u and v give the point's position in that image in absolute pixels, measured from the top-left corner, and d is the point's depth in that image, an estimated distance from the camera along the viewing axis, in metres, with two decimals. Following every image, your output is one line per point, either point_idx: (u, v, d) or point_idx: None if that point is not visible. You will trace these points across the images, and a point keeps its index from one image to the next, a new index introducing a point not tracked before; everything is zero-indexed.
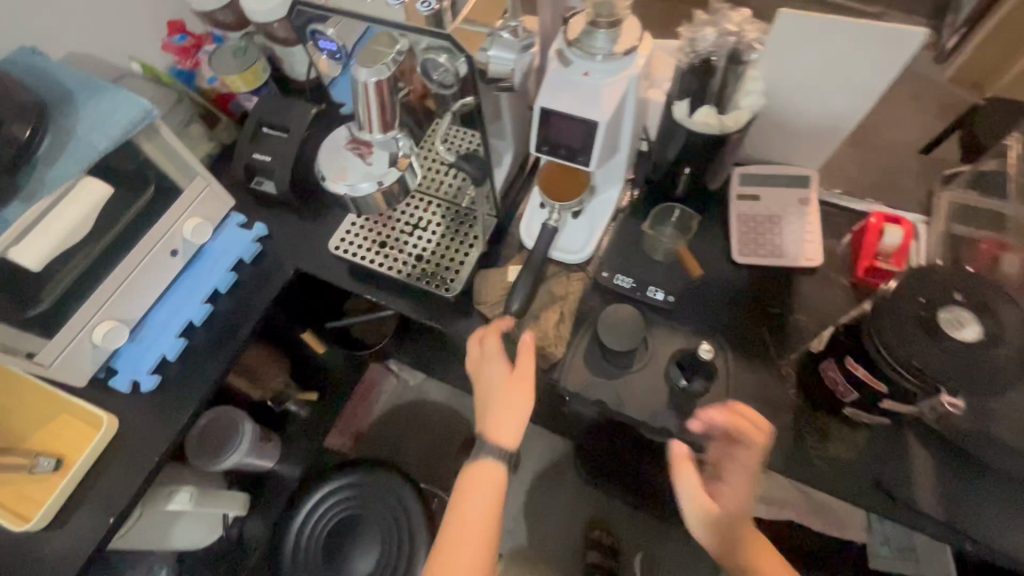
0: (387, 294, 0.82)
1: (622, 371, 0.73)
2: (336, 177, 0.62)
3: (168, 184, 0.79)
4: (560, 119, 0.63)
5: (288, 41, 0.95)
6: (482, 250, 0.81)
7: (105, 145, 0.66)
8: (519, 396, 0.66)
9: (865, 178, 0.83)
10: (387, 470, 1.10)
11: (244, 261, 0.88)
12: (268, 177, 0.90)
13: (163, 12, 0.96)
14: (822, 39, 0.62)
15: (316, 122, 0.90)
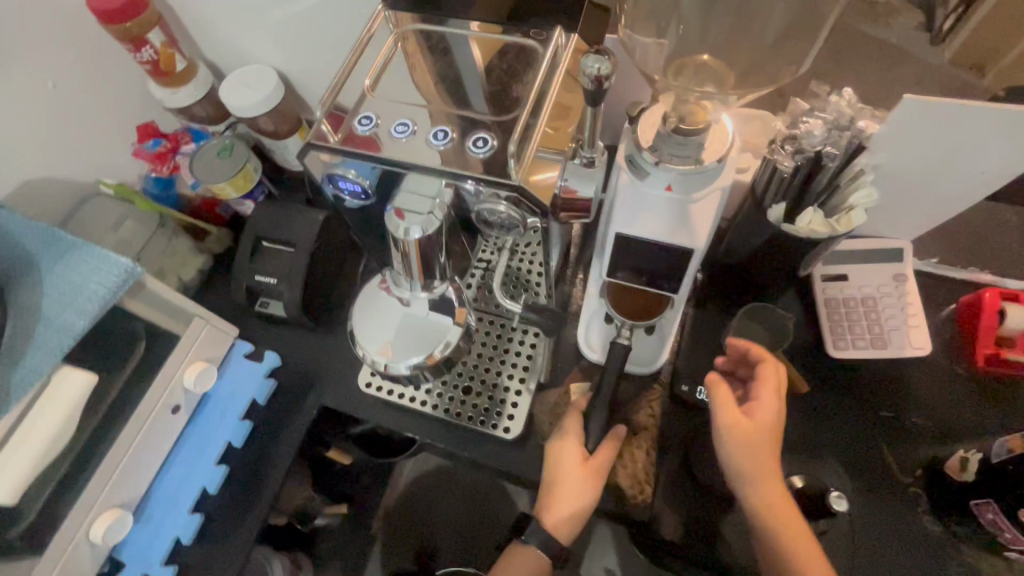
0: (432, 434, 0.70)
1: (725, 509, 0.63)
2: (378, 351, 0.57)
3: (161, 337, 0.67)
4: (640, 245, 0.52)
5: (279, 133, 0.83)
6: (539, 373, 0.70)
7: (82, 326, 0.53)
8: (586, 473, 0.61)
9: (963, 240, 0.72)
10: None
11: (258, 402, 0.75)
12: (274, 298, 0.77)
13: (129, 115, 0.83)
14: (954, 123, 0.49)
15: (323, 228, 0.77)
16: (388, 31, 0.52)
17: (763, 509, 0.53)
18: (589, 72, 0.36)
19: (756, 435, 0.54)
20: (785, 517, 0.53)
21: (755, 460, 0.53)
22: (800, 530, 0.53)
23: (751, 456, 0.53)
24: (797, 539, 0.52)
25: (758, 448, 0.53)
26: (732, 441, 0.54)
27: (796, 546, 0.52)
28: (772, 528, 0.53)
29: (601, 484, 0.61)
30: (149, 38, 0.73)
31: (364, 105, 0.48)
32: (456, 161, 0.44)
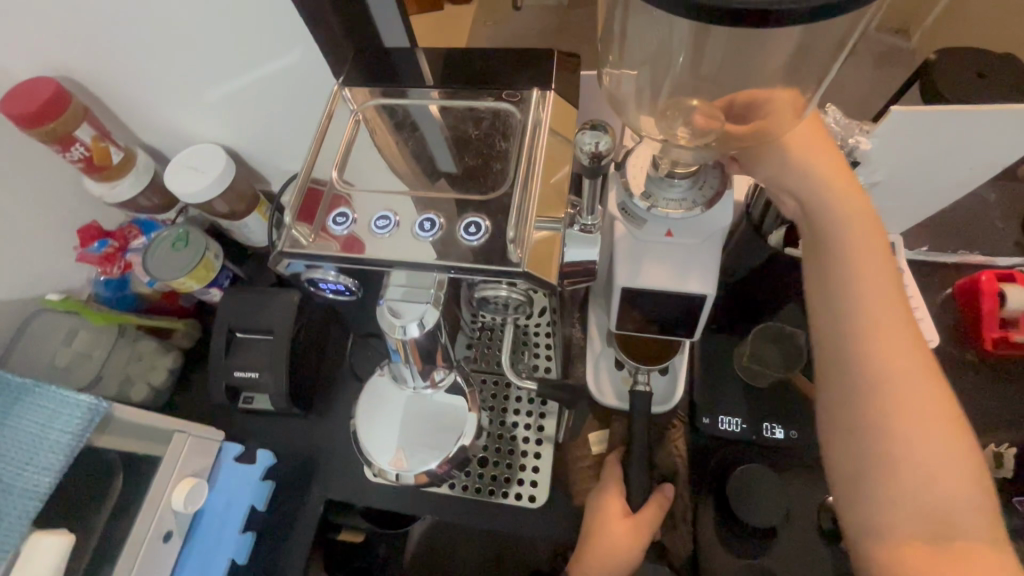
0: (452, 513, 0.66)
1: (767, 544, 0.60)
2: (390, 462, 0.49)
3: (140, 462, 0.60)
4: (650, 296, 0.50)
5: (236, 214, 0.77)
6: (556, 431, 0.66)
7: (48, 481, 0.48)
8: (619, 541, 0.57)
9: (947, 226, 0.73)
10: None
11: (257, 509, 0.69)
12: (258, 392, 0.71)
13: (66, 216, 0.75)
14: (941, 128, 0.48)
15: (302, 310, 0.71)
16: (349, 110, 0.49)
17: (837, 203, 0.48)
18: (587, 148, 0.34)
19: (823, 148, 0.49)
20: (868, 255, 0.47)
21: (820, 161, 0.49)
22: (876, 271, 0.47)
23: (813, 139, 0.49)
24: (881, 325, 0.45)
25: (825, 146, 0.49)
26: (792, 139, 0.49)
27: (875, 318, 0.46)
28: (855, 290, 0.47)
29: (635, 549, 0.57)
30: (78, 135, 0.66)
31: (336, 197, 0.44)
32: (450, 249, 0.40)
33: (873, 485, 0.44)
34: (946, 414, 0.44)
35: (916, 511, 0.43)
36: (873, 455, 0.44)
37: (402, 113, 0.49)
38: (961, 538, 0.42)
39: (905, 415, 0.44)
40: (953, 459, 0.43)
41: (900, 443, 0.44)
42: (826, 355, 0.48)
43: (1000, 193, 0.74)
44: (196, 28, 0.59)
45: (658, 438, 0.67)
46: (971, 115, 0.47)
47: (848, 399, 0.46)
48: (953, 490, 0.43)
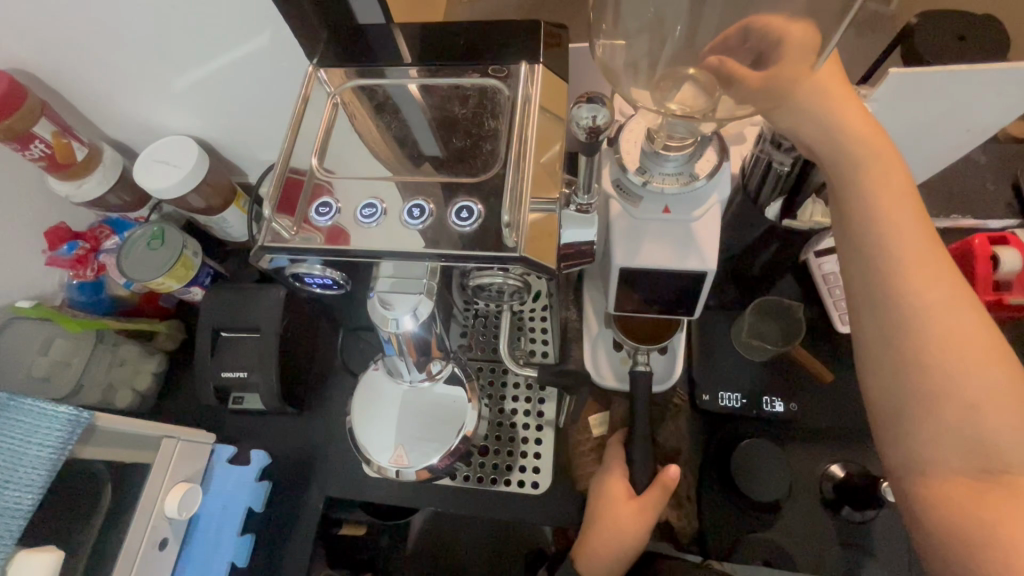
0: (454, 503, 0.65)
1: (771, 516, 0.60)
2: (390, 460, 0.47)
3: (129, 471, 0.58)
4: (649, 274, 0.48)
5: (212, 209, 0.74)
6: (557, 417, 0.66)
7: (31, 500, 0.46)
8: (627, 523, 0.55)
9: (941, 190, 0.72)
10: None
11: (255, 510, 0.67)
12: (248, 392, 0.69)
13: (32, 218, 0.71)
14: (941, 90, 0.47)
15: (288, 306, 0.68)
16: (325, 92, 0.46)
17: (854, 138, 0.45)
18: (583, 122, 0.32)
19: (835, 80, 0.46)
20: (892, 191, 0.45)
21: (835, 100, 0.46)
22: (900, 207, 0.45)
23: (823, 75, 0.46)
24: (909, 265, 0.44)
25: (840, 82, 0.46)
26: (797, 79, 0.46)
27: (902, 259, 0.44)
28: (882, 231, 0.45)
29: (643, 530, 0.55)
30: (37, 132, 0.62)
31: (318, 187, 0.41)
32: (443, 236, 0.38)
33: (917, 426, 0.43)
34: (983, 346, 0.42)
35: (966, 445, 0.41)
36: (918, 395, 0.42)
37: (382, 94, 0.46)
38: (1014, 467, 0.40)
39: (945, 352, 0.42)
40: (998, 389, 0.41)
41: (945, 381, 0.42)
42: (859, 301, 0.46)
43: (991, 155, 0.73)
44: (154, 11, 0.55)
45: (660, 417, 0.66)
46: (969, 72, 0.46)
47: (885, 341, 0.44)
48: (1002, 418, 0.41)
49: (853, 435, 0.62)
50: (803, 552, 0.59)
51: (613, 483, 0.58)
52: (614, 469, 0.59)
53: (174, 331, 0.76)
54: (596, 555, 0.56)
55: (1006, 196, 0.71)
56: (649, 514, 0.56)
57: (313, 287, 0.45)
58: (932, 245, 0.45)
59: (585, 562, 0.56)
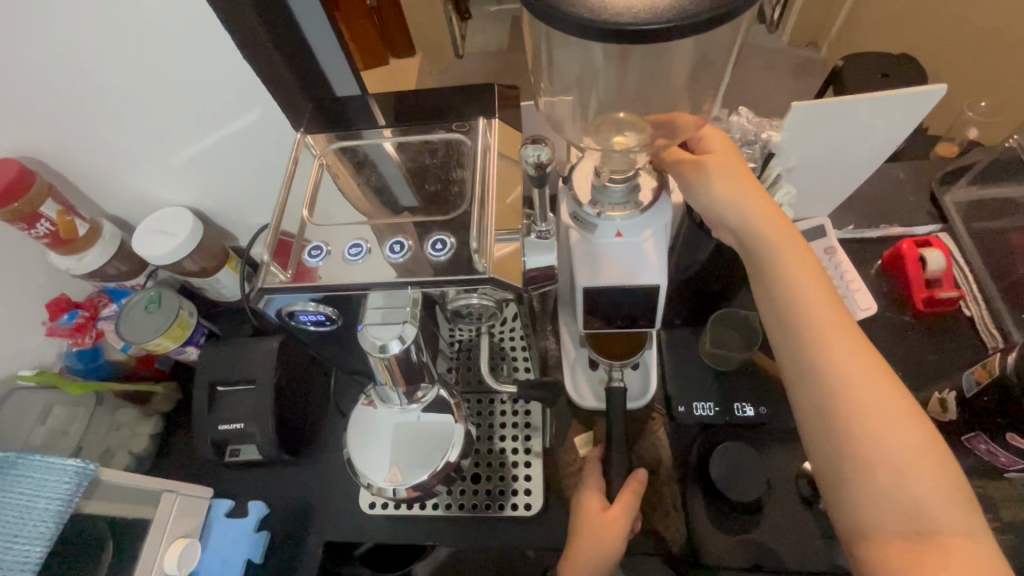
0: (450, 533, 0.68)
1: (753, 516, 0.63)
2: (386, 479, 0.50)
3: (129, 527, 0.60)
4: (608, 294, 0.54)
5: (206, 271, 0.79)
6: (543, 439, 0.69)
7: (39, 552, 0.47)
8: (600, 523, 0.58)
9: (869, 204, 0.80)
10: None
11: (254, 562, 0.68)
12: (243, 443, 0.71)
13: (34, 292, 0.76)
14: (838, 116, 0.55)
15: (280, 356, 0.72)
16: (311, 155, 0.53)
17: (769, 229, 0.52)
18: (530, 160, 0.38)
19: (744, 177, 0.54)
20: (801, 271, 0.51)
21: (744, 196, 0.53)
22: (814, 289, 0.51)
23: (727, 170, 0.54)
24: (830, 340, 0.49)
25: (741, 178, 0.54)
26: (710, 176, 0.54)
27: (826, 336, 0.49)
28: (804, 310, 0.51)
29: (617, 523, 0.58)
30: (43, 211, 0.68)
31: (308, 235, 0.47)
32: (420, 266, 0.44)
33: (852, 487, 0.47)
34: (901, 411, 0.47)
35: (893, 505, 0.45)
36: (852, 458, 0.47)
37: (361, 153, 0.53)
38: (939, 528, 0.44)
39: (867, 420, 0.47)
40: (918, 454, 0.46)
41: (870, 449, 0.47)
42: (793, 370, 0.51)
43: (908, 171, 0.83)
44: (155, 97, 0.62)
45: (638, 432, 0.70)
46: (854, 104, 0.54)
47: (815, 407, 0.49)
48: (923, 483, 0.45)
49: None
50: (789, 551, 0.61)
51: (588, 499, 0.61)
52: (589, 488, 0.62)
53: (170, 391, 0.79)
54: (579, 563, 0.58)
55: (927, 204, 0.79)
56: (627, 520, 0.58)
57: (306, 326, 0.50)
58: (847, 321, 0.50)
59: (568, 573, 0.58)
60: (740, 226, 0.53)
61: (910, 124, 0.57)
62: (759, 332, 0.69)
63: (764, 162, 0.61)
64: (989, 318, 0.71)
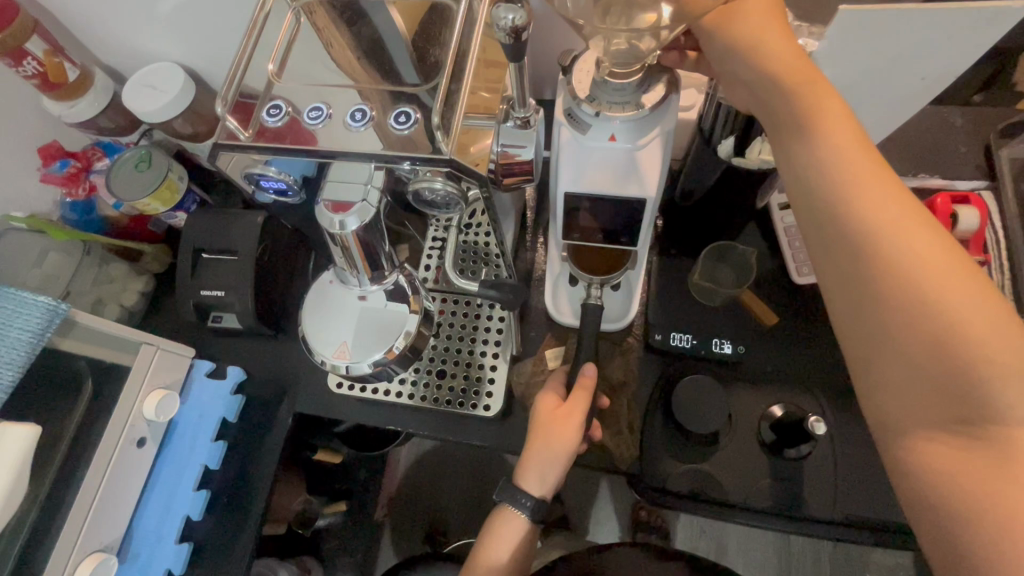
0: (411, 420, 0.69)
1: (708, 448, 0.63)
2: (335, 353, 0.50)
3: (108, 371, 0.63)
4: (592, 197, 0.52)
5: (198, 135, 0.76)
6: (513, 345, 0.68)
7: (11, 376, 0.50)
8: (554, 430, 0.58)
9: (912, 149, 0.72)
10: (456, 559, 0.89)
11: (229, 421, 0.72)
12: (223, 310, 0.72)
13: (27, 136, 0.75)
14: (892, 28, 0.48)
15: (261, 230, 0.71)
16: (287, 5, 0.49)
17: (792, 81, 0.43)
18: (504, 24, 0.33)
19: (771, 21, 0.45)
20: (833, 124, 0.43)
21: (767, 42, 0.44)
22: (850, 143, 0.42)
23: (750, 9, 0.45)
24: (862, 202, 0.41)
25: (769, 19, 0.45)
26: (734, 22, 0.45)
27: (856, 198, 0.41)
28: (837, 175, 0.42)
29: (571, 436, 0.58)
30: (28, 48, 0.64)
31: (272, 94, 0.44)
32: (383, 139, 0.42)
33: (887, 374, 0.40)
34: (954, 280, 0.38)
35: (941, 391, 0.38)
36: (885, 339, 0.40)
37: (346, 11, 0.49)
38: (998, 417, 0.36)
39: (907, 296, 0.39)
40: (974, 327, 0.37)
41: (908, 331, 0.39)
42: (819, 252, 0.44)
43: (967, 118, 0.73)
44: None
45: (610, 353, 0.69)
46: (914, 11, 0.46)
47: (841, 287, 0.42)
48: (980, 360, 0.37)
49: (794, 378, 0.65)
50: (735, 484, 0.61)
51: (546, 401, 0.60)
52: (548, 389, 0.62)
53: (160, 253, 0.81)
54: (530, 466, 0.59)
55: (977, 157, 0.71)
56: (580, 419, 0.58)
57: (270, 193, 0.49)
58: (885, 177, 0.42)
59: (523, 475, 0.59)
60: (758, 75, 0.45)
61: (976, 49, 0.49)
62: (754, 263, 0.68)
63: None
64: (1010, 288, 0.65)
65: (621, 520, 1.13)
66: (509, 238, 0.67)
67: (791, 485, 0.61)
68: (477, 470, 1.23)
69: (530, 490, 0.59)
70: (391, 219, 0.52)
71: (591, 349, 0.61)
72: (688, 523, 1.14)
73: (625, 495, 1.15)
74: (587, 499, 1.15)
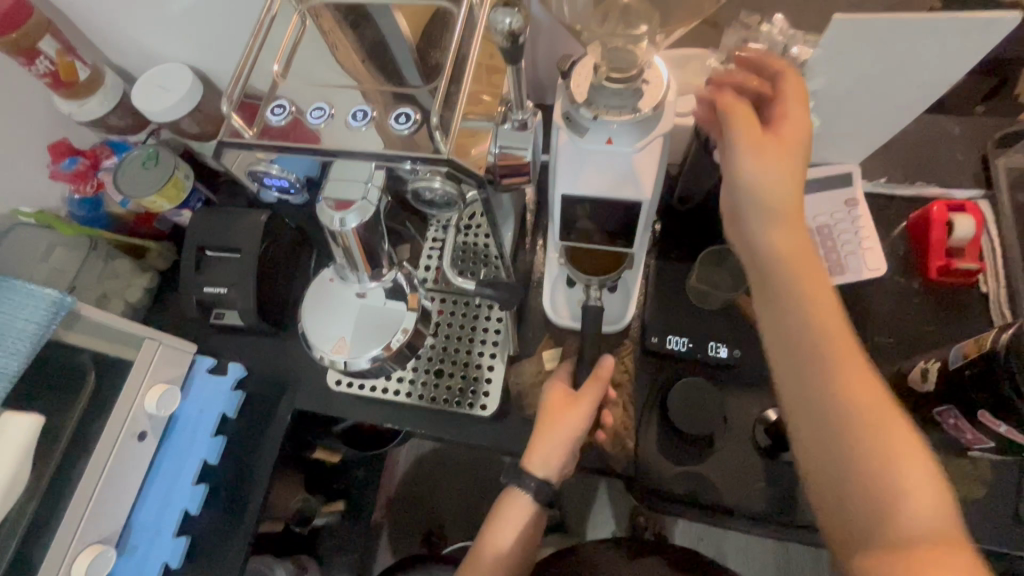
0: (408, 419, 0.70)
1: (703, 450, 0.63)
2: (333, 348, 0.51)
3: (112, 364, 0.64)
4: (590, 200, 0.52)
5: (205, 135, 0.78)
6: (511, 345, 0.69)
7: (16, 366, 0.51)
8: (566, 417, 0.59)
9: (910, 157, 0.73)
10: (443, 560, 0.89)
11: (229, 416, 0.73)
12: (226, 307, 0.73)
13: (38, 134, 0.76)
14: (885, 39, 0.49)
15: (264, 228, 0.72)
16: (293, 8, 0.50)
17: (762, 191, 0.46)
18: (501, 28, 0.34)
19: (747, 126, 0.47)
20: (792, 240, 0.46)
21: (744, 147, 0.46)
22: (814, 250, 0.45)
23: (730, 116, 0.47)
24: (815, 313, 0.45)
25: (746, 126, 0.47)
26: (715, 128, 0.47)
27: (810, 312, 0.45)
28: (795, 285, 0.45)
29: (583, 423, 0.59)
30: (42, 48, 0.66)
31: (277, 94, 0.45)
32: (383, 138, 0.43)
33: (825, 481, 0.44)
34: (887, 428, 0.43)
35: (870, 505, 0.42)
36: (826, 448, 0.44)
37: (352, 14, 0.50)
38: (915, 535, 0.40)
39: (846, 417, 0.43)
40: (898, 455, 0.42)
41: (847, 429, 0.43)
42: (774, 349, 0.47)
43: (965, 127, 0.74)
44: None
45: (607, 354, 0.70)
46: (906, 21, 0.47)
47: (795, 389, 0.46)
48: (902, 488, 0.41)
49: None
50: (729, 487, 0.62)
51: (551, 392, 0.61)
52: (553, 381, 0.63)
53: (165, 250, 0.82)
54: (540, 450, 0.59)
55: (975, 165, 0.72)
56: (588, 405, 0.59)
57: (273, 190, 0.50)
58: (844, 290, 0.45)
59: (532, 456, 0.59)
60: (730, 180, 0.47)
61: (968, 58, 0.50)
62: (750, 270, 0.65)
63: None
64: (1006, 296, 0.65)
65: (619, 525, 1.13)
66: (509, 239, 0.68)
67: (785, 488, 0.61)
68: (476, 472, 1.23)
69: (535, 474, 0.59)
70: (391, 218, 0.53)
71: (587, 349, 0.61)
72: (686, 529, 1.14)
73: (623, 500, 1.15)
74: (585, 501, 1.15)
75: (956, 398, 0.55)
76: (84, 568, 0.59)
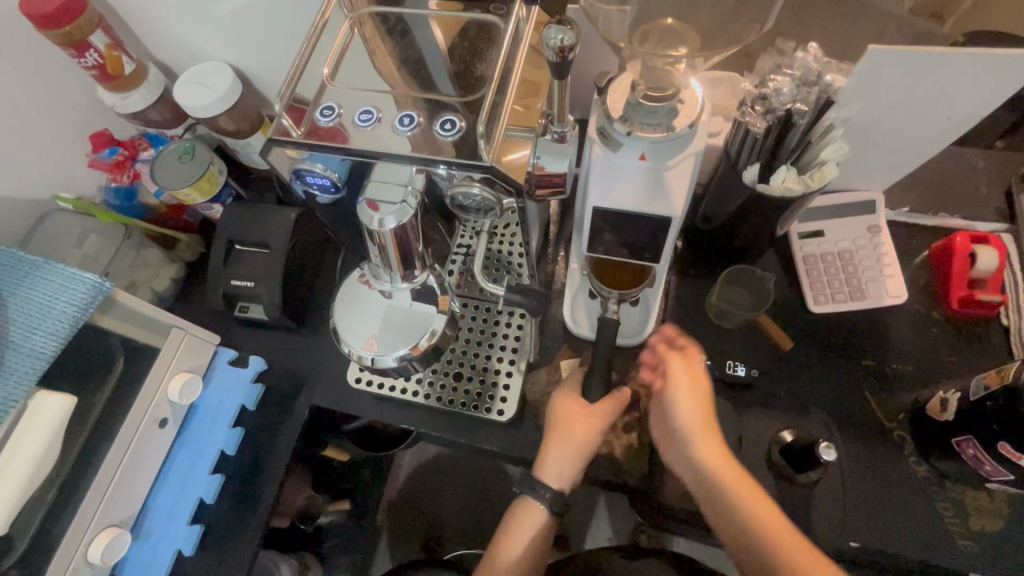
0: (426, 422, 0.70)
1: None
2: (362, 345, 0.52)
3: (140, 350, 0.65)
4: (617, 214, 0.54)
5: (240, 133, 0.80)
6: (529, 354, 0.70)
7: (54, 346, 0.52)
8: (585, 430, 0.59)
9: (933, 187, 0.74)
10: (430, 564, 0.88)
11: (248, 408, 0.74)
12: (251, 300, 0.75)
13: (81, 123, 0.79)
14: (919, 70, 0.50)
15: (292, 225, 0.74)
16: (343, 15, 0.52)
17: (704, 433, 0.55)
18: (552, 44, 0.36)
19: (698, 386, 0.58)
20: (735, 481, 0.54)
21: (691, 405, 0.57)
22: (708, 442, 0.55)
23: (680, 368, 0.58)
24: (764, 557, 0.51)
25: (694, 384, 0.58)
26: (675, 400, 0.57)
27: (755, 535, 0.52)
28: (746, 533, 0.52)
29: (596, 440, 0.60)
30: (92, 41, 0.68)
31: (324, 97, 0.47)
32: (427, 144, 0.44)
33: (771, 569, 0.51)
34: (817, 555, 0.50)
35: None
36: (769, 556, 0.51)
37: (398, 24, 0.52)
38: None
39: (790, 563, 0.50)
40: (822, 564, 0.50)
41: (769, 556, 0.51)
42: (721, 522, 0.54)
43: (989, 160, 0.75)
44: None
45: (623, 367, 0.70)
46: (943, 55, 0.48)
47: (747, 544, 0.52)
48: None
49: (803, 404, 0.66)
50: None
51: (563, 401, 0.61)
52: (562, 390, 0.63)
53: (194, 242, 0.84)
54: (555, 463, 0.60)
55: (997, 199, 0.72)
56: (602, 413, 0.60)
57: (313, 189, 0.51)
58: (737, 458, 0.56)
59: (548, 470, 0.60)
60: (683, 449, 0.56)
61: (999, 94, 0.51)
62: (771, 291, 0.67)
63: (817, 111, 0.53)
64: None
65: (621, 540, 1.12)
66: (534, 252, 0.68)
67: (801, 512, 0.61)
68: (480, 480, 1.23)
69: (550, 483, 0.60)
70: (425, 222, 0.54)
71: (607, 361, 0.62)
72: (689, 548, 1.13)
73: (627, 516, 1.14)
74: (588, 515, 1.15)
75: (977, 430, 0.55)
76: (101, 551, 0.60)
